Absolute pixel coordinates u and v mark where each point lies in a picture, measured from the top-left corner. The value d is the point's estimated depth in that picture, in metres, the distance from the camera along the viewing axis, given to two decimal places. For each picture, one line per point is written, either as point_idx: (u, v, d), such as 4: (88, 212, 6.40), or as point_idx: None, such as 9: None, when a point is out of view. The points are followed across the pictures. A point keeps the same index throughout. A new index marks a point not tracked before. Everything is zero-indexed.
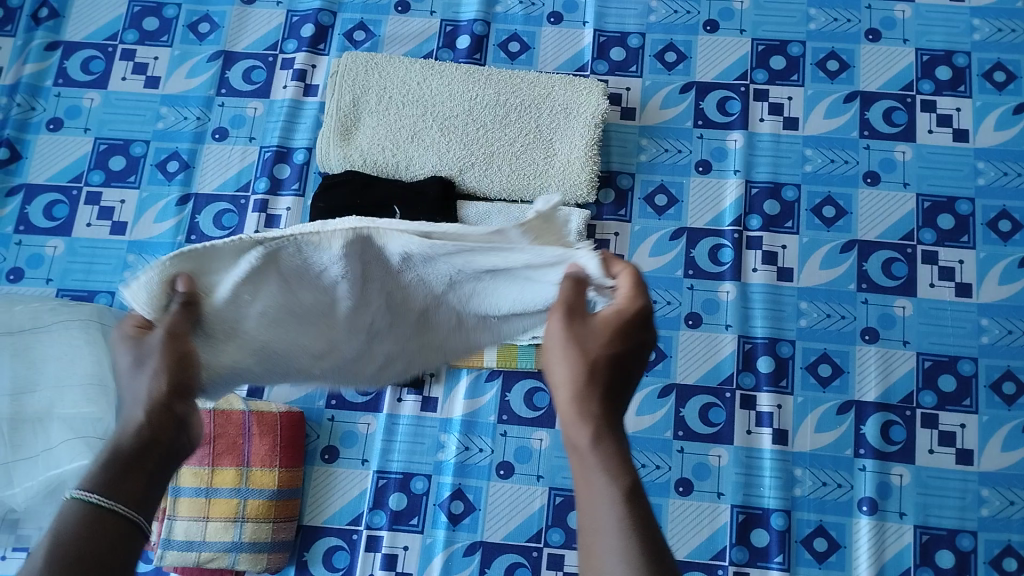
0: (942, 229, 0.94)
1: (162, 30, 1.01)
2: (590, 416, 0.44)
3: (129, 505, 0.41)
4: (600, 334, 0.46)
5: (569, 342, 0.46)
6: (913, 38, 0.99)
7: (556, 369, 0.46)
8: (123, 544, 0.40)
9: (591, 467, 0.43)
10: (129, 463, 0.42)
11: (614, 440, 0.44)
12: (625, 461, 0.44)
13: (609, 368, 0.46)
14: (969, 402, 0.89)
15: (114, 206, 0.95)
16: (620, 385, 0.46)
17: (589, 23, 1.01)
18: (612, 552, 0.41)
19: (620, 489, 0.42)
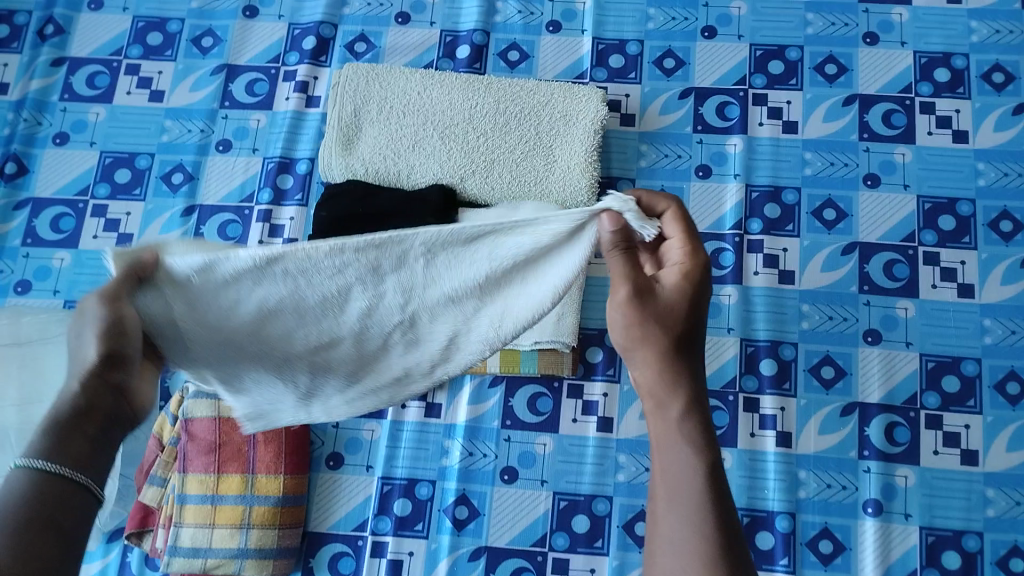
0: (943, 230, 0.94)
1: (166, 45, 1.03)
2: (673, 392, 0.51)
3: (72, 467, 0.45)
4: (674, 308, 0.52)
5: (644, 319, 0.52)
6: (910, 41, 1.00)
7: (635, 345, 0.53)
8: (72, 505, 0.44)
9: (677, 437, 0.51)
10: (73, 430, 0.46)
11: (698, 412, 0.51)
12: (707, 436, 0.51)
13: (685, 341, 0.52)
14: (973, 402, 0.88)
15: (120, 218, 0.96)
16: (696, 356, 0.53)
17: (587, 31, 1.02)
18: (689, 516, 0.48)
19: (704, 458, 0.50)
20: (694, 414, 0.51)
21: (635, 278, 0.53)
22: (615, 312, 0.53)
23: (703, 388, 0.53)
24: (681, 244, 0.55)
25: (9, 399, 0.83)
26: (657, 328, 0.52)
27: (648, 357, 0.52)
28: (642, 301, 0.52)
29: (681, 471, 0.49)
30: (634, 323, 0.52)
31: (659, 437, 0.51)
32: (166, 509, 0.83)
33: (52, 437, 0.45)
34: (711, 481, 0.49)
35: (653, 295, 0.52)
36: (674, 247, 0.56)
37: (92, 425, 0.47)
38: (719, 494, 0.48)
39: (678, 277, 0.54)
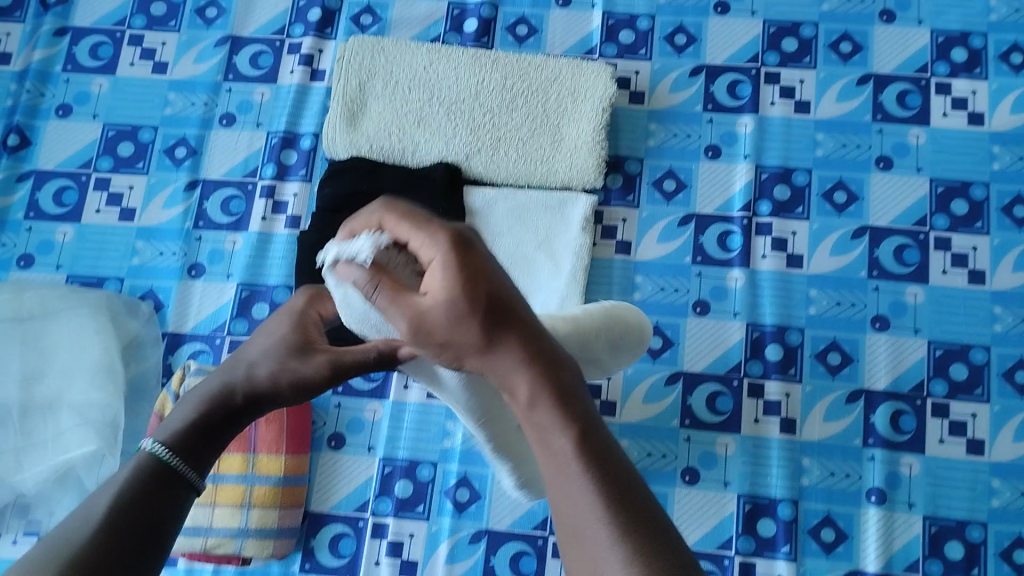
0: (956, 215, 0.92)
1: (170, 15, 1.01)
2: (515, 377, 0.47)
3: (190, 466, 0.53)
4: (460, 309, 0.47)
5: (443, 339, 0.48)
6: (928, 19, 0.97)
7: (456, 358, 0.49)
8: (161, 510, 0.50)
9: (543, 422, 0.46)
10: (207, 433, 0.55)
11: (552, 385, 0.46)
12: (566, 403, 0.46)
13: (500, 323, 0.47)
14: (981, 391, 0.87)
15: (122, 192, 0.96)
16: (520, 325, 0.48)
17: (597, 6, 1.00)
18: (577, 496, 0.43)
19: (573, 432, 0.45)
20: (545, 391, 0.46)
21: (402, 308, 0.49)
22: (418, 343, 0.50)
23: (549, 351, 0.48)
24: (430, 242, 0.49)
25: (10, 376, 0.85)
26: (463, 332, 0.47)
27: (478, 360, 0.48)
28: (422, 327, 0.49)
29: (560, 457, 0.44)
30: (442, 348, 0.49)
31: (531, 430, 0.46)
32: None
33: (198, 429, 0.55)
34: (588, 458, 0.44)
35: (429, 312, 0.48)
36: (422, 248, 0.49)
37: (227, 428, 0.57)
38: (594, 465, 0.44)
39: (438, 274, 0.48)
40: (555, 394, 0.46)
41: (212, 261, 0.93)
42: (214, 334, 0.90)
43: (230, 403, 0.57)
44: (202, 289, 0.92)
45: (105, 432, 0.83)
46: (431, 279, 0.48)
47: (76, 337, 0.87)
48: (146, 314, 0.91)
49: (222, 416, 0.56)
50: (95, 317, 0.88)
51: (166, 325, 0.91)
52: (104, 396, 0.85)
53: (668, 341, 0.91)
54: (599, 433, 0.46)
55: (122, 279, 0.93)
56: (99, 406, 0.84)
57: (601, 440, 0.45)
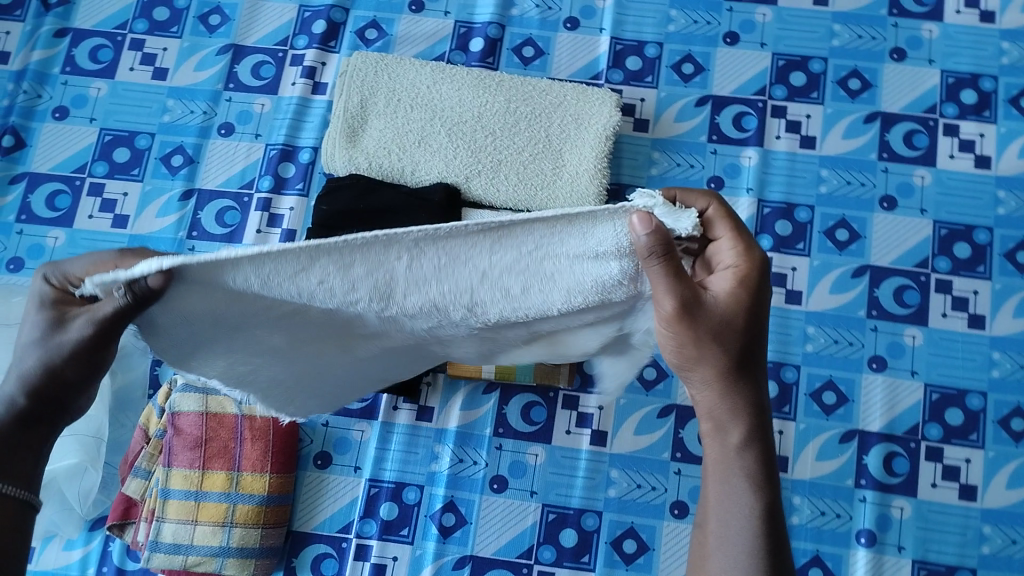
0: (958, 258, 0.91)
1: (173, 21, 1.00)
2: (733, 416, 0.57)
3: (18, 485, 0.52)
4: (730, 324, 0.56)
5: (697, 336, 0.55)
6: (938, 60, 0.97)
7: (692, 366, 0.57)
8: (14, 524, 0.51)
9: (736, 467, 0.57)
10: (18, 445, 0.53)
11: (756, 447, 0.57)
12: (764, 469, 0.57)
13: (743, 361, 0.57)
14: (976, 437, 0.87)
15: (116, 198, 0.94)
16: (757, 381, 0.58)
17: (605, 30, 0.99)
18: (738, 543, 0.55)
19: (761, 494, 0.56)
20: (752, 449, 0.57)
21: (682, 289, 0.53)
22: (666, 325, 0.55)
23: (764, 416, 0.59)
24: (737, 246, 0.57)
25: None
26: (716, 349, 0.56)
27: (708, 379, 0.58)
28: (695, 320, 0.55)
29: (737, 506, 0.55)
30: (690, 345, 0.56)
31: (719, 468, 0.57)
32: (149, 503, 0.82)
33: (1, 443, 0.52)
34: (767, 521, 0.55)
35: (707, 306, 0.55)
36: (726, 248, 0.58)
37: (42, 430, 0.54)
38: (771, 531, 0.54)
39: (734, 284, 0.56)
40: (757, 452, 0.57)
41: None
42: None
43: (14, 408, 0.53)
44: None
45: (88, 443, 0.83)
46: (724, 283, 0.57)
47: None
48: None
49: (16, 420, 0.53)
50: None
51: None
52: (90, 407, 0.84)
53: (663, 372, 0.89)
54: (780, 509, 0.56)
55: None
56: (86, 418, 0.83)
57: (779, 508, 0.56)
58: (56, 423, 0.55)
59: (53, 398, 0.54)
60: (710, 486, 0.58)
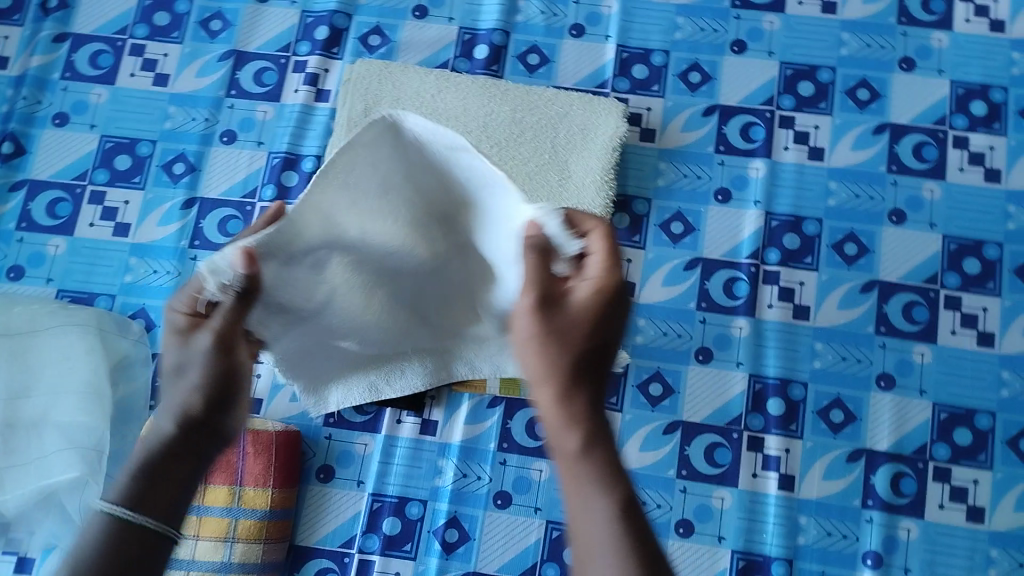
0: (968, 274, 0.90)
1: (173, 26, 0.99)
2: (578, 421, 0.51)
3: (158, 518, 0.52)
4: (580, 324, 0.53)
5: (549, 331, 0.53)
6: (948, 70, 0.96)
7: (539, 369, 0.53)
8: (140, 557, 0.51)
9: (582, 474, 0.50)
10: (162, 474, 0.53)
11: (604, 449, 0.51)
12: (614, 475, 0.50)
13: (589, 363, 0.53)
14: (984, 457, 0.86)
15: (117, 207, 0.93)
16: (604, 387, 0.53)
17: (611, 38, 0.98)
18: (603, 553, 0.48)
19: (616, 501, 0.49)
20: (598, 454, 0.51)
21: (540, 278, 0.54)
22: (524, 324, 0.54)
23: (608, 425, 0.52)
24: (603, 260, 0.55)
25: None
26: (561, 349, 0.52)
27: (549, 382, 0.52)
28: (548, 312, 0.53)
29: (590, 511, 0.49)
30: (538, 338, 0.53)
31: (568, 482, 0.51)
32: None
33: (146, 473, 0.53)
34: (627, 526, 0.48)
35: (555, 304, 0.54)
36: (592, 261, 0.55)
37: (187, 466, 0.54)
38: (634, 539, 0.48)
39: (592, 290, 0.54)
40: (602, 455, 0.51)
41: None
42: None
43: (163, 437, 0.54)
44: None
45: (90, 457, 0.82)
46: (580, 288, 0.55)
47: (66, 354, 0.85)
48: (137, 333, 0.89)
49: (165, 451, 0.53)
50: (85, 337, 0.86)
51: (155, 345, 0.90)
52: (91, 420, 0.83)
53: (669, 389, 0.89)
54: (639, 510, 0.50)
55: (113, 296, 0.91)
56: (87, 431, 0.82)
57: (642, 519, 0.49)
58: (207, 454, 0.55)
59: (199, 427, 0.55)
60: (566, 503, 0.51)
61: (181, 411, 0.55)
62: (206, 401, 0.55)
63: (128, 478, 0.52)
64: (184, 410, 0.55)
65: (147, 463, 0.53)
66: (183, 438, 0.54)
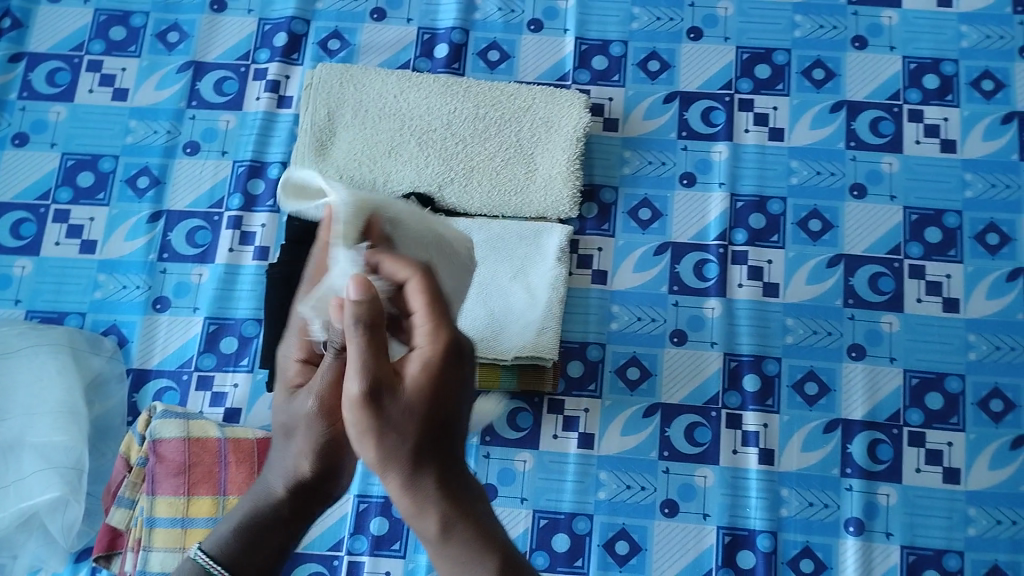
0: (930, 243, 0.92)
1: (130, 40, 0.98)
2: (432, 500, 0.48)
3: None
4: (417, 408, 0.48)
5: (385, 422, 0.47)
6: (900, 46, 0.98)
7: (381, 458, 0.48)
8: None
9: (457, 551, 0.49)
10: (266, 534, 0.53)
11: (468, 517, 0.49)
12: (484, 535, 0.49)
13: (431, 439, 0.49)
14: (956, 420, 0.88)
15: (83, 224, 0.93)
16: (450, 452, 0.50)
17: (569, 31, 0.99)
18: None
19: (496, 561, 0.49)
20: (463, 523, 0.49)
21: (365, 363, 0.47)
22: (351, 415, 0.48)
23: (462, 480, 0.50)
24: (426, 320, 0.50)
25: None
26: (398, 440, 0.48)
27: (398, 470, 0.48)
28: (381, 398, 0.47)
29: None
30: (372, 433, 0.47)
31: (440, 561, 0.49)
32: (134, 532, 0.80)
33: (245, 530, 0.53)
34: None
35: (381, 394, 0.47)
36: (417, 319, 0.50)
37: (294, 525, 0.54)
38: None
39: (420, 366, 0.49)
40: (464, 528, 0.49)
41: (178, 295, 0.90)
42: (180, 370, 0.88)
43: (270, 496, 0.54)
44: (167, 323, 0.89)
45: (70, 476, 0.81)
46: (410, 361, 0.49)
47: (39, 375, 0.84)
48: (109, 350, 0.88)
49: (272, 510, 0.53)
50: (57, 356, 0.85)
51: (130, 361, 0.89)
52: (67, 439, 0.82)
53: (646, 371, 0.90)
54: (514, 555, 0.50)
55: (83, 314, 0.90)
56: (63, 450, 0.81)
57: (521, 565, 0.50)
58: (309, 513, 0.55)
59: (309, 491, 0.54)
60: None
61: (293, 478, 0.53)
62: (316, 471, 0.53)
63: (229, 532, 0.53)
64: (295, 475, 0.53)
65: (254, 521, 0.53)
66: (291, 500, 0.54)
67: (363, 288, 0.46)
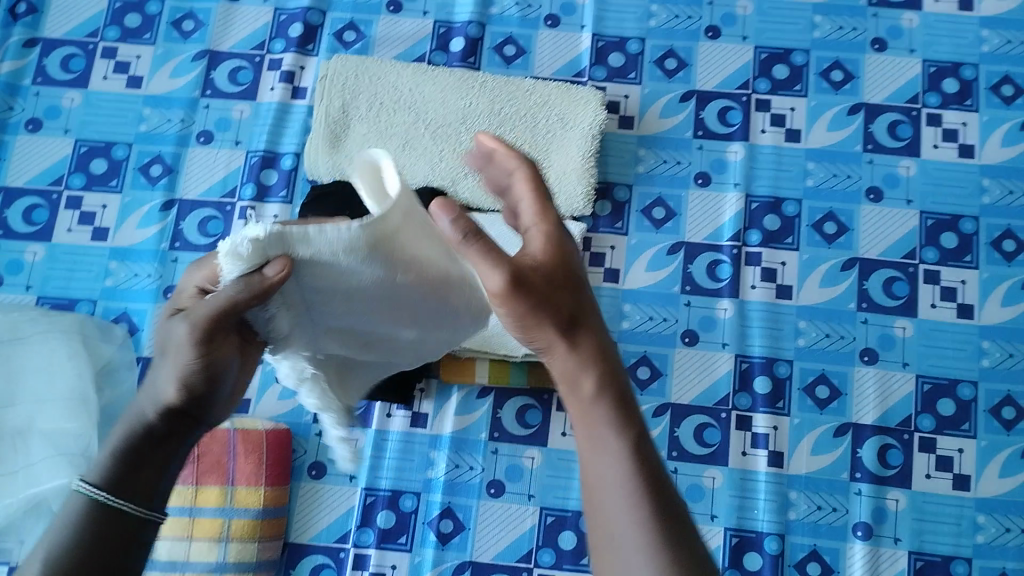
0: (945, 248, 0.92)
1: (145, 27, 0.98)
2: (587, 362, 0.49)
3: (136, 503, 0.49)
4: (562, 282, 0.49)
5: (531, 304, 0.48)
6: (919, 49, 0.97)
7: (530, 329, 0.49)
8: (120, 545, 0.48)
9: (599, 419, 0.48)
10: (144, 459, 0.50)
11: (615, 391, 0.49)
12: (627, 412, 0.49)
13: (581, 310, 0.50)
14: (968, 426, 0.87)
15: (95, 211, 0.92)
16: (593, 324, 0.51)
17: (587, 27, 0.98)
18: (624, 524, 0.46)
19: (634, 445, 0.48)
20: (609, 393, 0.49)
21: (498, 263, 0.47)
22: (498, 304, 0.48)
23: (611, 349, 0.51)
24: (535, 203, 0.51)
25: None
26: (552, 309, 0.48)
27: (551, 338, 0.49)
28: (523, 287, 0.48)
29: (608, 458, 0.47)
30: (525, 311, 0.48)
31: (582, 426, 0.49)
32: None
33: (122, 462, 0.49)
34: (646, 474, 0.47)
35: (521, 264, 0.48)
36: (524, 206, 0.51)
37: (171, 445, 0.52)
38: (656, 492, 0.46)
39: (543, 246, 0.50)
40: (616, 399, 0.49)
41: None
42: None
43: (143, 420, 0.51)
44: None
45: (78, 462, 0.80)
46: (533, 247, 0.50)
47: (50, 361, 0.84)
48: (120, 337, 0.88)
49: (145, 437, 0.51)
50: (68, 343, 0.85)
51: (140, 349, 0.88)
52: (77, 426, 0.81)
53: (656, 372, 0.89)
54: (651, 449, 0.49)
55: (93, 300, 0.90)
56: (72, 436, 0.81)
57: (656, 456, 0.48)
58: (192, 432, 0.53)
59: (187, 411, 0.52)
60: (578, 440, 0.49)
61: (166, 398, 0.51)
62: (190, 389, 0.51)
63: (104, 461, 0.49)
64: (164, 399, 0.51)
65: (128, 447, 0.50)
66: (165, 425, 0.51)
67: (452, 217, 0.46)
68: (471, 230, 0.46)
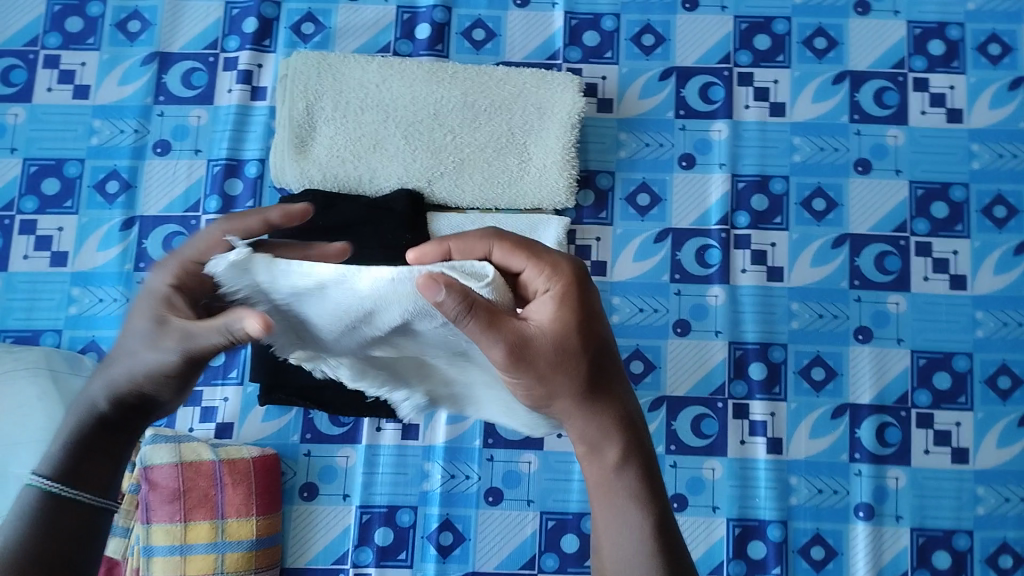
0: (936, 219, 0.90)
1: (88, 31, 0.91)
2: (613, 433, 0.53)
3: (94, 493, 0.50)
4: (580, 350, 0.52)
5: (539, 372, 0.51)
6: (904, 9, 0.93)
7: (549, 395, 0.53)
8: (74, 535, 0.49)
9: (619, 490, 0.52)
10: (98, 447, 0.51)
11: (638, 462, 0.53)
12: (647, 485, 0.52)
13: (600, 379, 0.53)
14: (964, 399, 0.87)
15: (51, 234, 0.88)
16: (618, 394, 0.54)
17: (558, 5, 0.93)
18: None
19: (652, 519, 0.51)
20: (634, 464, 0.52)
21: (500, 335, 0.49)
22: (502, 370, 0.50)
23: (636, 421, 0.54)
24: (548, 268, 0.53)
25: None
26: (569, 375, 0.52)
27: (569, 408, 0.53)
28: (530, 358, 0.50)
29: (627, 530, 0.51)
30: (541, 379, 0.51)
31: (603, 493, 0.53)
32: (132, 561, 0.78)
33: (77, 452, 0.50)
34: (660, 545, 0.50)
35: (534, 340, 0.50)
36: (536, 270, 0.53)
37: (121, 437, 0.52)
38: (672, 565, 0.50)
39: (555, 307, 0.52)
40: (639, 470, 0.53)
41: None
42: None
43: (96, 412, 0.51)
44: None
45: None
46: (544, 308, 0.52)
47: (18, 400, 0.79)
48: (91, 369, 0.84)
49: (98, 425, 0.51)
50: (36, 378, 0.80)
51: None
52: None
53: (649, 365, 0.87)
54: (672, 523, 0.52)
55: (60, 330, 0.86)
56: None
57: (673, 528, 0.52)
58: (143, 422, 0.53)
59: (139, 407, 0.51)
60: (597, 506, 0.53)
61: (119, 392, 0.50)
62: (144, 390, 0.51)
63: (58, 451, 0.50)
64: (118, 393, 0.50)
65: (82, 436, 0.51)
66: (117, 417, 0.51)
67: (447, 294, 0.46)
68: (470, 314, 0.47)
